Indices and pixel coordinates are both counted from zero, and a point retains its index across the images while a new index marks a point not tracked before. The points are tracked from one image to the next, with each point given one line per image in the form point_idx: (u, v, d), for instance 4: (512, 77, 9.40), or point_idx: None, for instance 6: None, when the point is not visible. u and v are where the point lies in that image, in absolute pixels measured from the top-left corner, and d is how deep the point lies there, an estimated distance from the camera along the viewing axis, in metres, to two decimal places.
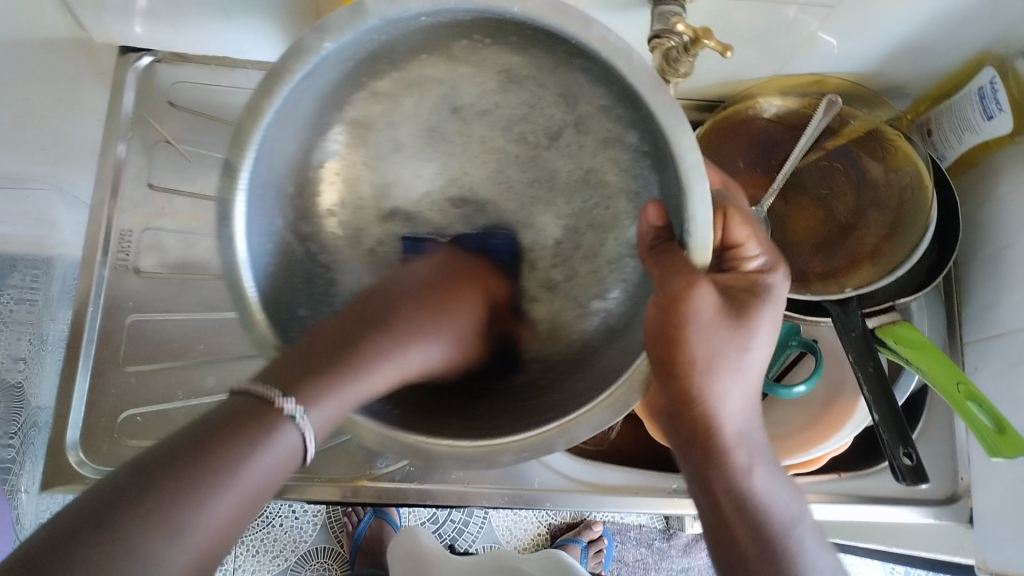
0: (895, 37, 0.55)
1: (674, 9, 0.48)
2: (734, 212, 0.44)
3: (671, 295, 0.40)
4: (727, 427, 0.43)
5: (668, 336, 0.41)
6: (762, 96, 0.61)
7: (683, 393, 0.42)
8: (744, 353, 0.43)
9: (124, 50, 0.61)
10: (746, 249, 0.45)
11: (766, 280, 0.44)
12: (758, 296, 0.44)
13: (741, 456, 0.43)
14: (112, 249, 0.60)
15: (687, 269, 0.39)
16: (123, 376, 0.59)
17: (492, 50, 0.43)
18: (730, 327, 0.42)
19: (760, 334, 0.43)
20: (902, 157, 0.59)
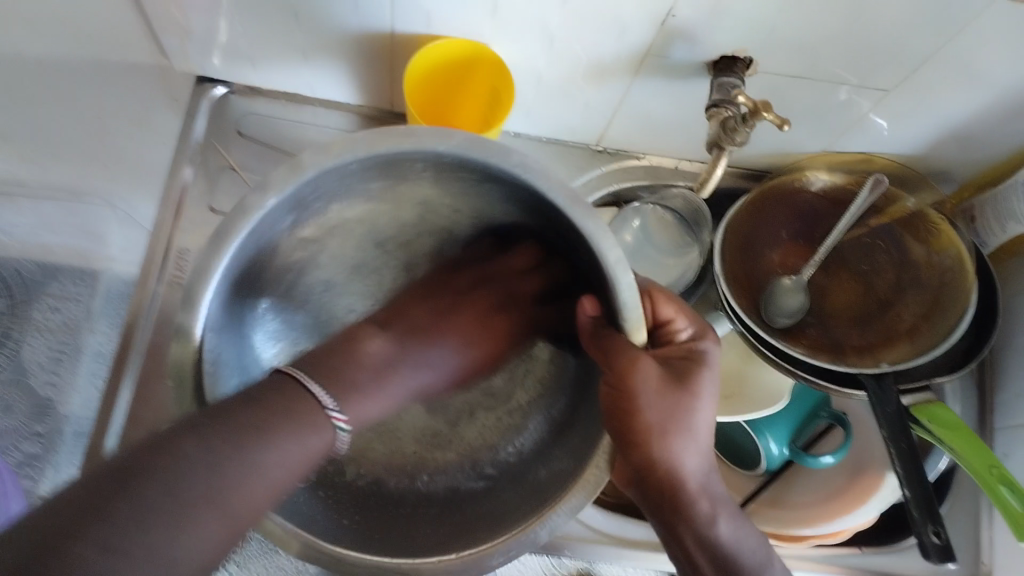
0: (945, 123, 0.57)
1: (733, 79, 0.51)
2: (659, 293, 0.47)
3: (618, 371, 0.42)
4: (690, 484, 0.43)
5: (623, 409, 0.43)
6: (809, 169, 0.63)
7: (645, 458, 0.43)
8: (693, 415, 0.43)
9: (201, 80, 0.66)
10: (677, 325, 0.47)
11: (699, 347, 0.46)
12: (695, 362, 0.45)
13: (705, 505, 0.43)
14: (168, 267, 0.62)
15: (629, 350, 0.42)
16: (165, 391, 0.60)
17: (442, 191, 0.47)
18: (676, 392, 0.43)
19: (705, 396, 0.44)
20: (945, 240, 0.60)
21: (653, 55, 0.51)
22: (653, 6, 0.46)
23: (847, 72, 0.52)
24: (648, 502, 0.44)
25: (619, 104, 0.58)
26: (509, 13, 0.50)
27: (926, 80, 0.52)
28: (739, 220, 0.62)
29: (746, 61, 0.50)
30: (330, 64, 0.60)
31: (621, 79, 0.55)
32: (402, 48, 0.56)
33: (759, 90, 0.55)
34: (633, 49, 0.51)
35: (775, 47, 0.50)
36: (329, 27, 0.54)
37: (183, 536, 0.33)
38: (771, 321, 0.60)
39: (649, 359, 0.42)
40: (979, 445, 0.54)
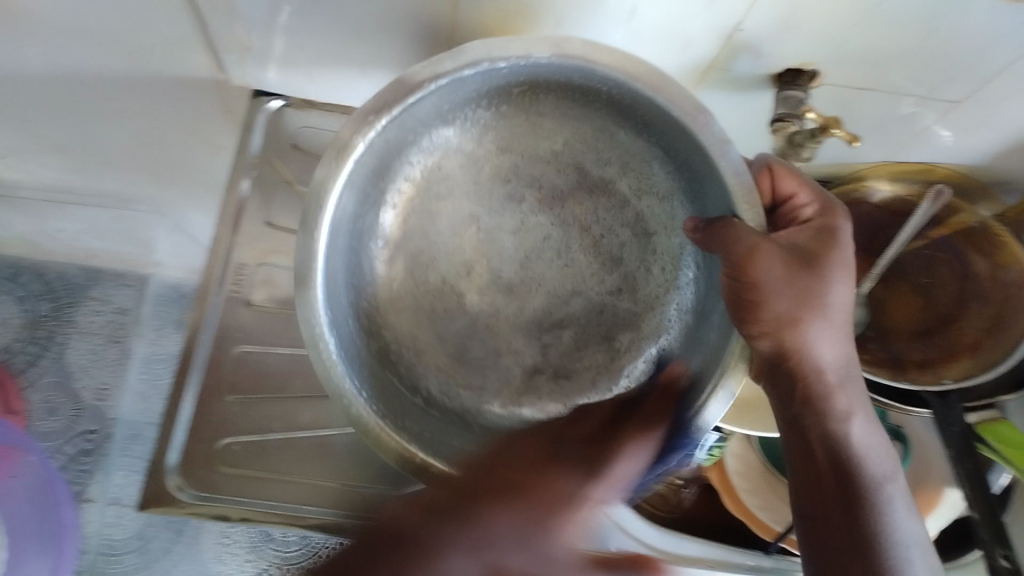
0: (1012, 135, 0.55)
1: (798, 94, 0.49)
2: (780, 169, 0.46)
3: (738, 258, 0.43)
4: (838, 401, 0.46)
5: (743, 299, 0.44)
6: (870, 180, 0.60)
7: (769, 346, 0.45)
8: (822, 297, 0.44)
9: (256, 93, 0.64)
10: (799, 202, 0.47)
11: (833, 222, 0.46)
12: (825, 241, 0.45)
13: (842, 400, 0.47)
14: (228, 281, 0.63)
15: (749, 238, 0.42)
16: (225, 404, 0.62)
17: (555, 112, 0.50)
18: (799, 281, 0.44)
19: (833, 280, 0.45)
20: (1010, 254, 0.59)
21: (716, 67, 0.51)
22: (723, 18, 0.46)
23: (912, 87, 0.51)
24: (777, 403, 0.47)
25: None
26: (573, 22, 0.49)
27: (995, 94, 0.51)
28: None
29: (811, 74, 0.50)
30: (386, 78, 0.60)
31: None
32: None
33: (820, 105, 0.54)
34: (694, 62, 0.51)
35: (842, 63, 0.49)
36: (390, 36, 0.54)
37: None
38: None
39: (773, 250, 0.43)
40: None
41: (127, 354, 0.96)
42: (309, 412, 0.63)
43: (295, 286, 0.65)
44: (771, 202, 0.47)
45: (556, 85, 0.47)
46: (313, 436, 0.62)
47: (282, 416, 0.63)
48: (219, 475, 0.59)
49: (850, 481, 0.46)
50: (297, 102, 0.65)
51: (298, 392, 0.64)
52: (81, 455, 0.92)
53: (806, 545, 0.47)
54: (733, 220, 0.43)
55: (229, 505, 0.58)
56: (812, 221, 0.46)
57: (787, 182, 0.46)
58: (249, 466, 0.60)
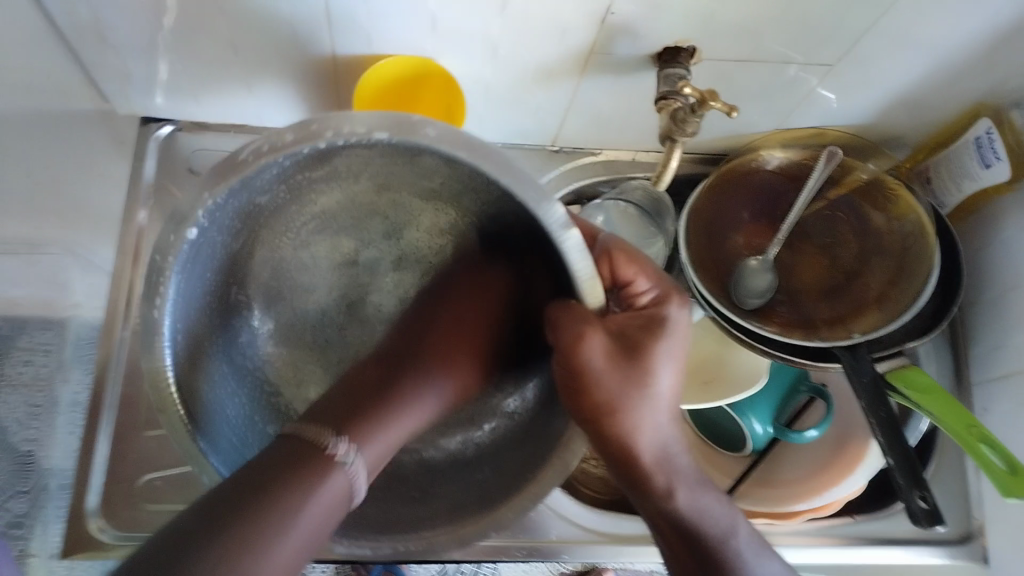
0: (895, 88, 0.57)
1: (679, 71, 0.50)
2: (618, 254, 0.46)
3: (567, 344, 0.40)
4: (654, 468, 0.45)
5: (574, 384, 0.42)
6: (764, 148, 0.63)
7: (594, 440, 0.43)
8: (647, 388, 0.43)
9: (145, 121, 0.65)
10: (637, 286, 0.46)
11: (665, 310, 0.45)
12: (655, 330, 0.44)
13: (661, 480, 0.45)
14: (132, 315, 0.63)
15: (579, 318, 0.40)
16: (143, 441, 0.60)
17: (421, 157, 0.38)
18: (624, 369, 0.43)
19: (662, 366, 0.44)
20: (904, 206, 0.61)
21: (598, 52, 0.51)
22: (594, 3, 0.46)
23: (787, 52, 0.52)
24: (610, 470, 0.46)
25: (569, 103, 0.58)
26: (450, 21, 0.49)
27: (866, 50, 0.52)
28: (701, 206, 0.63)
29: (689, 51, 0.50)
30: (274, 93, 0.59)
31: (568, 79, 0.55)
32: (347, 65, 0.55)
33: (704, 78, 0.55)
34: (575, 49, 0.51)
35: (716, 35, 0.50)
36: (270, 52, 0.53)
37: (297, 522, 0.33)
38: (742, 303, 0.61)
39: (602, 334, 0.41)
40: (956, 407, 0.54)
41: None
42: None
43: None
44: (613, 284, 0.47)
45: (403, 147, 0.36)
46: None
47: None
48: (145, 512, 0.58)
49: (697, 546, 0.45)
50: (189, 125, 0.65)
51: None
52: None
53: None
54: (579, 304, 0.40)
55: None
56: (640, 309, 0.45)
57: (623, 268, 0.46)
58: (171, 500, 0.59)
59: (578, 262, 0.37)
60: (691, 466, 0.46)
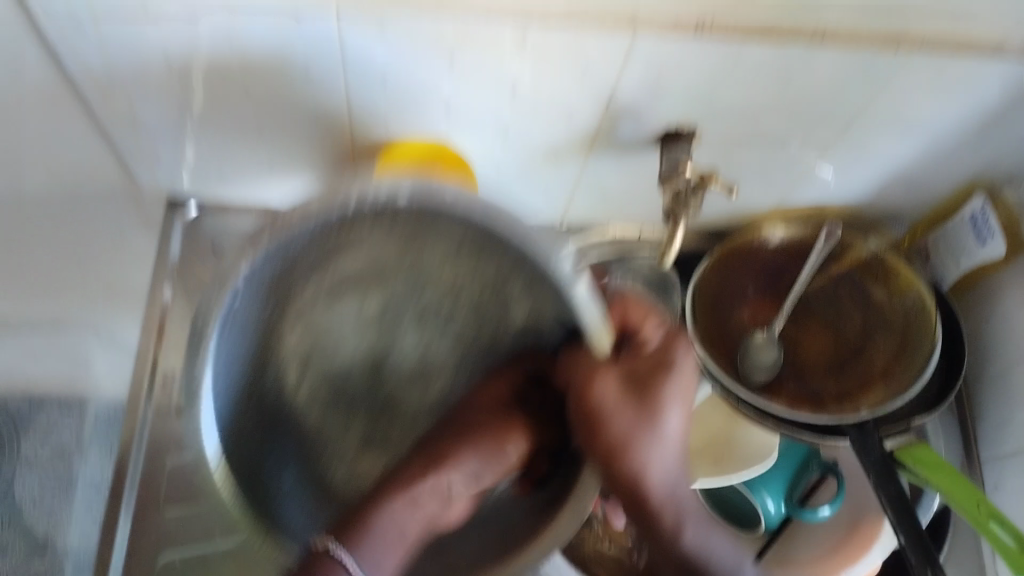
0: (887, 168, 0.59)
1: (681, 152, 0.53)
2: (631, 304, 0.51)
3: (580, 388, 0.48)
4: (660, 502, 0.47)
5: (588, 420, 0.48)
6: (766, 226, 0.64)
7: (609, 474, 0.47)
8: (654, 425, 0.47)
9: (173, 203, 0.68)
10: (646, 331, 0.50)
11: (669, 356, 0.49)
12: (662, 372, 0.49)
13: (671, 516, 0.48)
14: (155, 394, 0.64)
15: (588, 365, 0.48)
16: (162, 520, 0.61)
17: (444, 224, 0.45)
18: (635, 407, 0.47)
19: (666, 405, 0.48)
20: (906, 282, 0.62)
21: (603, 134, 0.54)
22: (597, 87, 0.49)
23: (786, 133, 0.55)
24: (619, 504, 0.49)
25: (576, 182, 0.60)
26: (463, 105, 0.52)
27: (860, 132, 0.55)
28: (706, 282, 0.64)
29: (690, 133, 0.53)
30: (296, 175, 0.62)
31: (576, 160, 0.58)
32: (365, 149, 0.57)
33: (707, 160, 0.58)
34: (582, 131, 0.54)
35: (714, 118, 0.53)
36: (293, 136, 0.57)
37: None
38: (749, 378, 0.62)
39: (607, 379, 0.48)
40: (965, 483, 0.55)
41: None
42: None
43: None
44: (622, 333, 0.51)
45: (438, 216, 0.45)
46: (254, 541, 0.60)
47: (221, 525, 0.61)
48: None
49: None
50: (212, 206, 0.68)
51: None
52: None
53: None
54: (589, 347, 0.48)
55: None
56: (650, 351, 0.50)
57: (633, 316, 0.50)
58: None
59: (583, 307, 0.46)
60: (696, 501, 0.49)
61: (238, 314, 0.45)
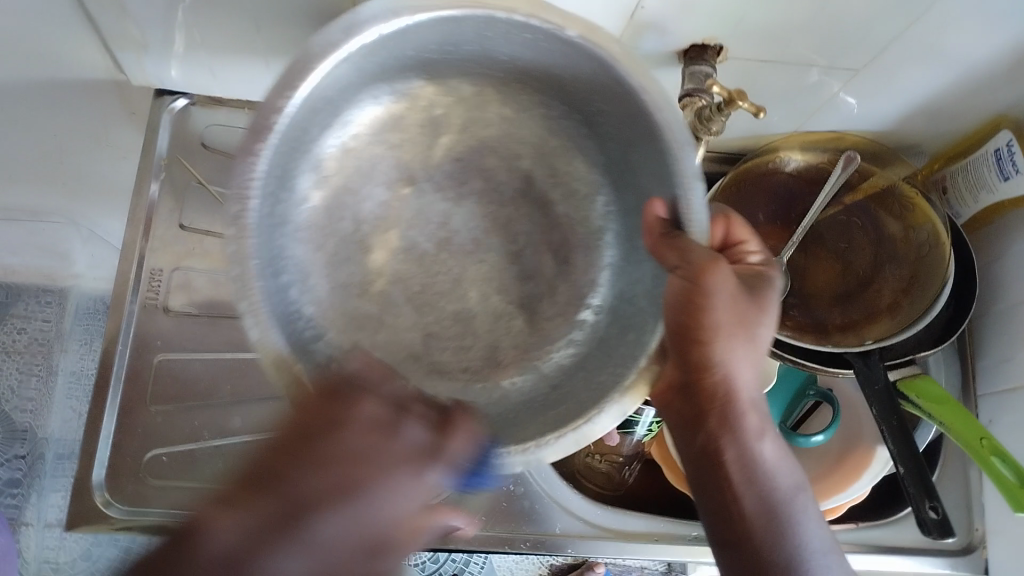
0: (914, 98, 0.57)
1: (705, 69, 0.50)
2: (735, 218, 0.50)
3: (698, 266, 0.43)
4: (741, 406, 0.47)
5: (693, 304, 0.44)
6: (785, 150, 0.63)
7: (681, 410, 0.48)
8: (760, 326, 0.46)
9: (158, 92, 0.62)
10: (746, 248, 0.50)
11: (769, 272, 0.48)
12: (765, 283, 0.48)
13: (751, 420, 0.47)
14: (143, 289, 0.61)
15: (709, 250, 0.44)
16: (150, 415, 0.60)
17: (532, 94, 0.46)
18: (746, 304, 0.46)
19: (770, 312, 0.47)
20: (921, 215, 0.61)
21: (623, 45, 0.51)
22: (621, 1, 0.46)
23: (816, 57, 0.52)
24: (693, 405, 0.47)
25: None
26: None
27: (893, 59, 0.52)
28: (719, 206, 0.63)
29: (716, 49, 0.50)
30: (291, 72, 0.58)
31: None
32: None
33: (730, 79, 0.55)
34: None
35: (742, 34, 0.49)
36: (289, 29, 0.53)
37: None
38: None
39: (726, 268, 0.45)
40: (966, 417, 0.54)
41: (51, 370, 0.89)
42: (239, 418, 0.61)
43: (213, 287, 0.63)
44: (720, 247, 0.50)
45: (522, 73, 0.45)
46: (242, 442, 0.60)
47: (210, 423, 0.61)
48: (150, 488, 0.58)
49: (771, 494, 0.47)
50: (202, 99, 0.64)
51: (226, 398, 0.61)
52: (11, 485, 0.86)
53: (709, 517, 0.49)
54: (687, 236, 0.43)
55: (161, 516, 0.58)
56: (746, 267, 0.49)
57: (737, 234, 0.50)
58: (176, 477, 0.59)
59: (694, 212, 0.44)
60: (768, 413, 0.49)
61: (303, 130, 0.42)
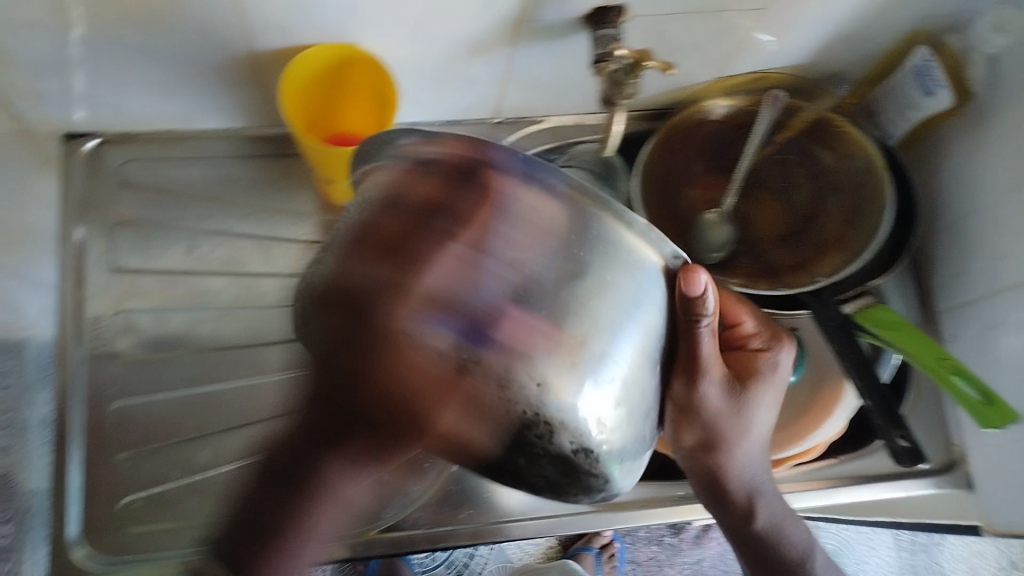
0: (826, 28, 0.56)
1: (611, 32, 0.49)
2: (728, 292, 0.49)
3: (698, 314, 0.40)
4: (736, 485, 0.49)
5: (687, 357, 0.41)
6: (707, 99, 0.62)
7: (687, 394, 0.43)
8: (752, 412, 0.46)
9: (69, 135, 0.59)
10: (744, 327, 0.48)
11: (773, 357, 0.47)
12: (760, 376, 0.47)
13: (747, 499, 0.49)
14: (85, 337, 0.60)
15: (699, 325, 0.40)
16: (115, 464, 0.59)
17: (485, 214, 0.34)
18: (737, 392, 0.46)
19: (762, 404, 0.47)
20: (853, 141, 0.60)
21: (526, 20, 0.50)
22: None
23: (722, 1, 0.51)
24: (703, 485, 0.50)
25: (506, 73, 0.56)
26: (368, 5, 0.47)
27: None
28: (653, 163, 0.62)
29: (619, 9, 0.49)
30: (199, 96, 0.57)
31: (501, 50, 0.53)
32: (268, 60, 0.52)
33: (640, 39, 0.54)
34: (503, 19, 0.50)
35: None
36: (186, 55, 0.51)
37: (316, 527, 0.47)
38: (703, 258, 0.61)
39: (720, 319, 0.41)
40: (923, 338, 0.55)
41: None
42: (207, 451, 0.59)
43: (160, 325, 0.62)
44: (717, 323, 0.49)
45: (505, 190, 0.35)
46: (215, 474, 0.59)
47: (179, 462, 0.59)
48: (128, 535, 0.57)
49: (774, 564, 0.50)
50: (114, 136, 0.61)
51: (191, 433, 0.60)
52: None
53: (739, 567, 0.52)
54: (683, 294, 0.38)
55: (143, 565, 0.57)
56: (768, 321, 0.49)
57: (728, 313, 0.48)
58: (155, 520, 0.58)
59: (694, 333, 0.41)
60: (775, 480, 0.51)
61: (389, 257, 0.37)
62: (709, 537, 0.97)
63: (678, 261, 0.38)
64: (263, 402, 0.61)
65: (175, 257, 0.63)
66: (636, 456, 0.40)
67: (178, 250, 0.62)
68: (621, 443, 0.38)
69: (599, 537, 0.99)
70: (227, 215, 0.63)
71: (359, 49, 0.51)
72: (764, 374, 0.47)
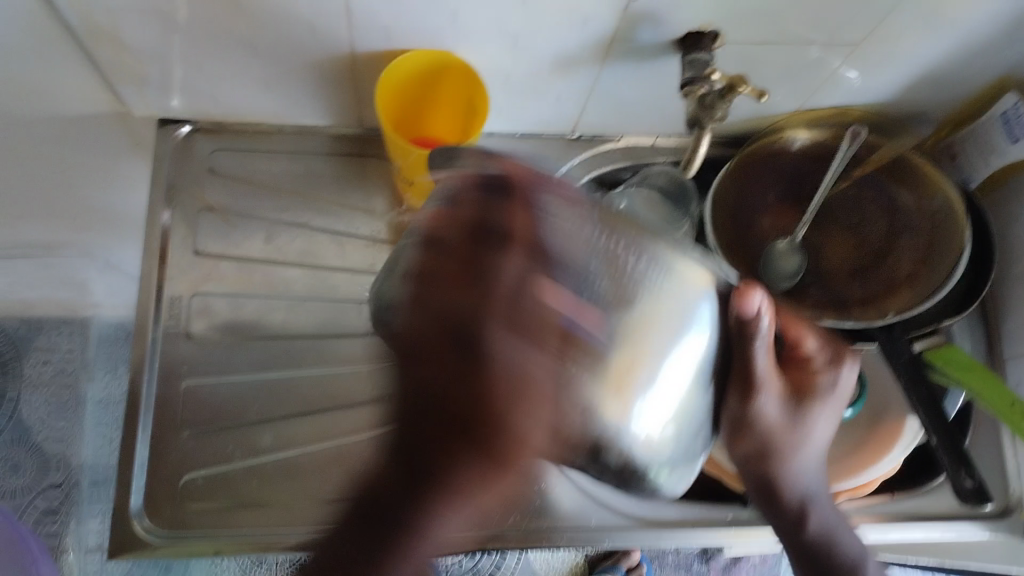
0: (916, 67, 0.56)
1: (704, 56, 0.50)
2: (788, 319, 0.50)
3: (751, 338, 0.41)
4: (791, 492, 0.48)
5: (742, 372, 0.42)
6: (789, 130, 0.62)
7: (743, 410, 0.44)
8: (807, 425, 0.47)
9: (163, 122, 0.62)
10: (801, 347, 0.50)
11: (828, 377, 0.48)
12: (815, 394, 0.48)
13: (800, 504, 0.48)
14: (163, 317, 0.62)
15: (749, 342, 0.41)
16: (181, 440, 0.60)
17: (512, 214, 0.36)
18: (795, 407, 0.47)
19: (817, 419, 0.48)
20: (933, 183, 0.60)
21: (620, 39, 0.51)
22: None
23: (817, 32, 0.52)
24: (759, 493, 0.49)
25: (592, 90, 0.57)
26: (471, 14, 0.49)
27: (894, 29, 0.52)
28: (727, 187, 0.62)
29: (713, 35, 0.50)
30: (293, 91, 0.58)
31: (591, 67, 0.54)
32: (365, 61, 0.54)
33: (729, 63, 0.55)
34: (599, 36, 0.50)
35: (740, 16, 0.49)
36: (288, 50, 0.53)
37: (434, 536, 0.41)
38: (772, 284, 0.62)
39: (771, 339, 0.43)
40: (996, 383, 0.55)
41: (79, 402, 0.88)
42: (270, 434, 0.61)
43: (234, 309, 0.63)
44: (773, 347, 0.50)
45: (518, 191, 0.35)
46: (274, 458, 0.61)
47: (242, 442, 0.61)
48: (188, 512, 0.58)
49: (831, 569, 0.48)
50: (206, 126, 0.64)
51: (256, 417, 0.61)
52: (48, 513, 0.85)
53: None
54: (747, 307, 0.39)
55: (200, 540, 0.58)
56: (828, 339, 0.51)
57: (792, 331, 0.50)
58: (213, 497, 0.59)
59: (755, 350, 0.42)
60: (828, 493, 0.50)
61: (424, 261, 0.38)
62: (739, 568, 0.96)
63: (735, 283, 0.38)
64: (324, 392, 0.63)
65: (253, 245, 0.64)
66: (682, 462, 0.40)
67: (256, 239, 0.64)
68: (672, 450, 0.38)
69: (627, 558, 0.99)
70: (307, 210, 0.65)
71: (457, 59, 0.53)
72: (823, 389, 0.48)
